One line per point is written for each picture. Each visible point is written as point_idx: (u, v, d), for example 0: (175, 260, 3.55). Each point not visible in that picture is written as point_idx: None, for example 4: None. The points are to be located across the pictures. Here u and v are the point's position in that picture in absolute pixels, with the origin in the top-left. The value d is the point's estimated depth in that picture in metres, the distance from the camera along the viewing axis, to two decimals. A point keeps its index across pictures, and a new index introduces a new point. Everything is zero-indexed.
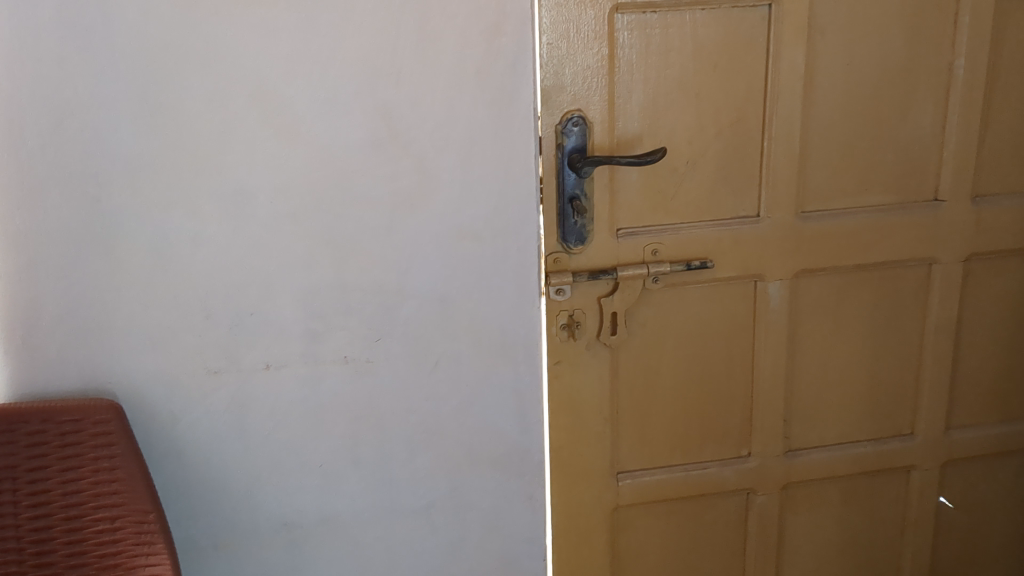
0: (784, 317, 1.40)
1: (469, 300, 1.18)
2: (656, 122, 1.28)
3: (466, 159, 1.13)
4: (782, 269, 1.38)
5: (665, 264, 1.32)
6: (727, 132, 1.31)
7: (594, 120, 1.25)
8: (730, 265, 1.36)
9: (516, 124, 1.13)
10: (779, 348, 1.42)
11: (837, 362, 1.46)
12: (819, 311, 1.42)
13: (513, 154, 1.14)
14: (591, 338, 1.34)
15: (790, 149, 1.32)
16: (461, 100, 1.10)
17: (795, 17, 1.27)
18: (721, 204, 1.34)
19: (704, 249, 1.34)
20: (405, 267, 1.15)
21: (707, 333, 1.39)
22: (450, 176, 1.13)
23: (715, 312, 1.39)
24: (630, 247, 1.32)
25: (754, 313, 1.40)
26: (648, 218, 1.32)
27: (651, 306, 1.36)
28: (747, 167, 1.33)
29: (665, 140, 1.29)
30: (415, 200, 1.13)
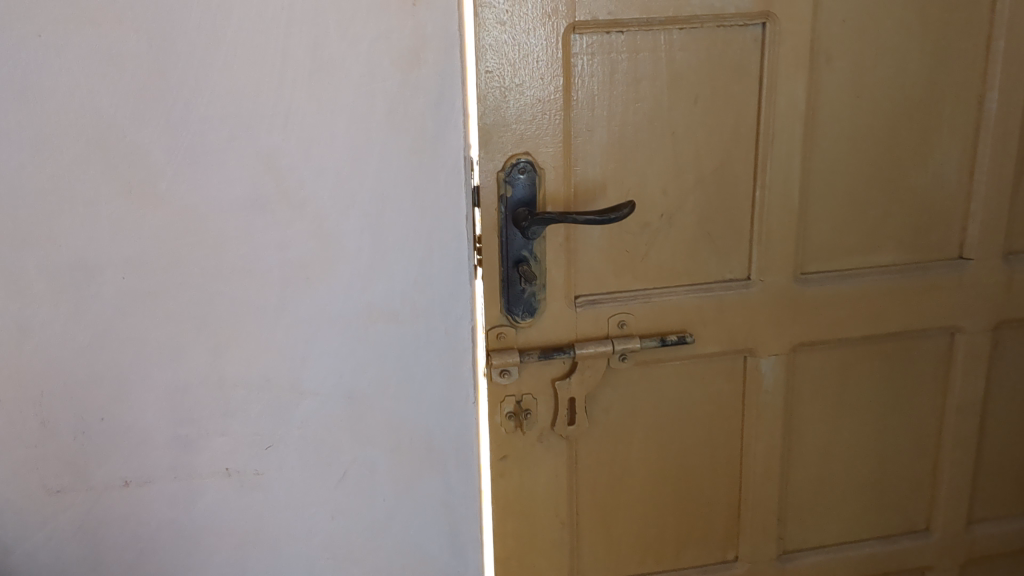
0: (778, 399, 1.17)
1: (385, 395, 0.94)
2: (623, 169, 1.04)
3: (377, 221, 0.88)
4: (776, 341, 1.14)
5: (634, 340, 1.08)
6: (710, 178, 1.07)
7: (545, 166, 1.01)
8: (714, 339, 1.12)
9: (440, 176, 0.88)
10: (772, 436, 1.18)
11: (842, 449, 1.22)
12: (820, 391, 1.19)
13: (439, 213, 0.89)
14: (544, 428, 1.11)
15: (786, 200, 1.09)
16: (369, 147, 0.86)
17: (794, 39, 1.03)
18: (703, 266, 1.10)
19: (681, 320, 1.10)
20: (302, 356, 0.91)
21: (686, 419, 1.16)
22: (358, 242, 0.88)
23: (696, 393, 1.15)
24: (591, 319, 1.08)
25: (743, 394, 1.16)
26: (612, 283, 1.08)
27: (618, 388, 1.12)
28: (733, 221, 1.09)
29: (634, 189, 1.05)
30: (311, 273, 0.89)
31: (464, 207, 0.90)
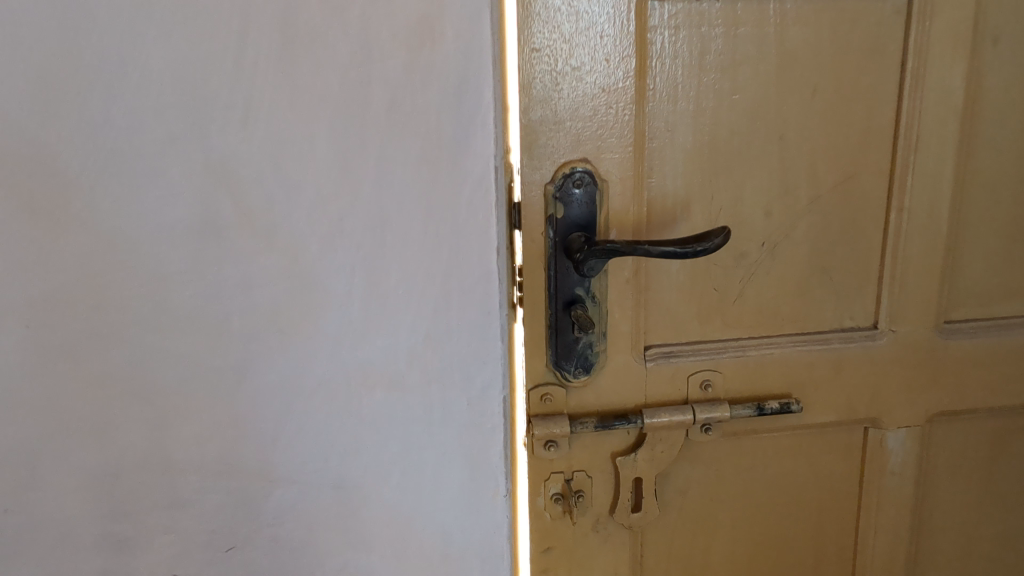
0: (908, 481, 0.90)
1: (386, 488, 0.67)
2: (714, 182, 0.78)
3: (371, 259, 0.61)
4: (908, 410, 0.87)
5: (722, 406, 0.83)
6: (829, 196, 0.81)
7: (609, 177, 0.76)
8: (826, 405, 0.86)
9: (460, 198, 0.60)
10: (895, 527, 0.92)
11: (988, 547, 0.94)
12: (963, 474, 0.91)
13: (460, 251, 0.62)
14: (600, 514, 0.86)
15: (930, 226, 0.82)
16: (362, 158, 0.58)
17: (952, 12, 0.76)
18: (815, 311, 0.84)
19: (783, 380, 0.84)
20: (267, 447, 0.64)
21: (783, 503, 0.90)
22: (339, 292, 0.61)
23: (798, 472, 0.89)
24: (666, 378, 0.82)
25: (861, 474, 0.90)
26: (695, 332, 0.82)
27: (698, 465, 0.86)
28: (855, 252, 0.83)
29: (728, 210, 0.79)
30: (277, 332, 0.61)
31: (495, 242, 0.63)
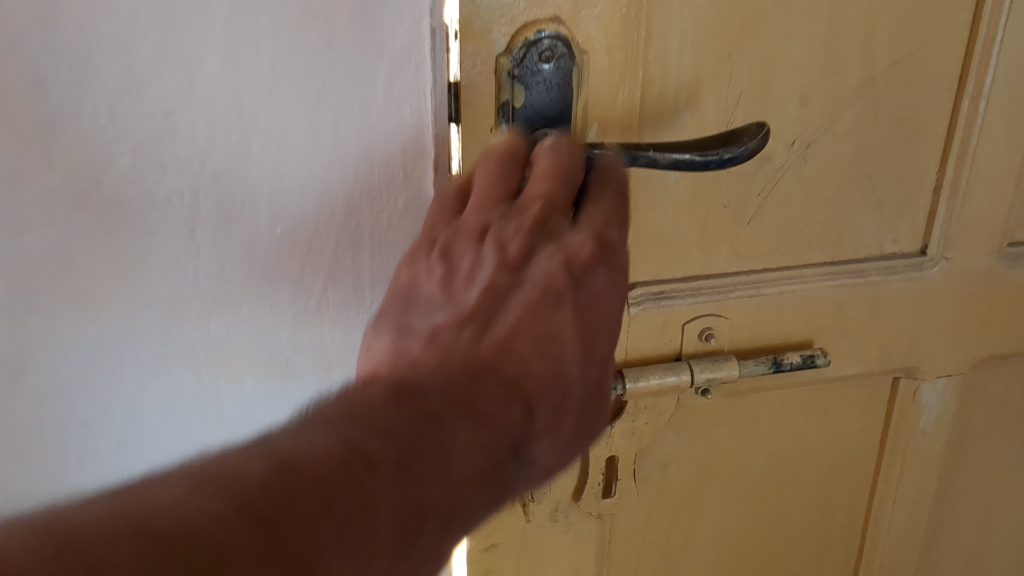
0: (940, 439, 0.73)
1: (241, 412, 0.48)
2: (735, 57, 0.55)
3: (238, 184, 0.42)
4: (952, 355, 0.68)
5: (731, 363, 0.62)
6: (887, 78, 0.58)
7: (589, 46, 0.51)
8: (854, 355, 0.66)
9: (375, 92, 0.41)
10: (917, 492, 0.75)
11: (1016, 503, 0.79)
12: (1000, 425, 0.74)
13: (372, 170, 0.43)
14: (561, 500, 0.65)
15: (1009, 120, 0.61)
16: (204, 23, 0.38)
17: None
18: (851, 234, 0.62)
19: (804, 325, 0.64)
20: (108, 427, 0.47)
21: (788, 472, 0.71)
22: (196, 234, 0.42)
23: (809, 433, 0.70)
24: (654, 326, 0.61)
25: (884, 434, 0.72)
26: (696, 266, 0.60)
27: (688, 432, 0.66)
28: (911, 155, 0.61)
29: (750, 97, 0.56)
30: (110, 279, 0.43)
31: (431, 155, 0.44)
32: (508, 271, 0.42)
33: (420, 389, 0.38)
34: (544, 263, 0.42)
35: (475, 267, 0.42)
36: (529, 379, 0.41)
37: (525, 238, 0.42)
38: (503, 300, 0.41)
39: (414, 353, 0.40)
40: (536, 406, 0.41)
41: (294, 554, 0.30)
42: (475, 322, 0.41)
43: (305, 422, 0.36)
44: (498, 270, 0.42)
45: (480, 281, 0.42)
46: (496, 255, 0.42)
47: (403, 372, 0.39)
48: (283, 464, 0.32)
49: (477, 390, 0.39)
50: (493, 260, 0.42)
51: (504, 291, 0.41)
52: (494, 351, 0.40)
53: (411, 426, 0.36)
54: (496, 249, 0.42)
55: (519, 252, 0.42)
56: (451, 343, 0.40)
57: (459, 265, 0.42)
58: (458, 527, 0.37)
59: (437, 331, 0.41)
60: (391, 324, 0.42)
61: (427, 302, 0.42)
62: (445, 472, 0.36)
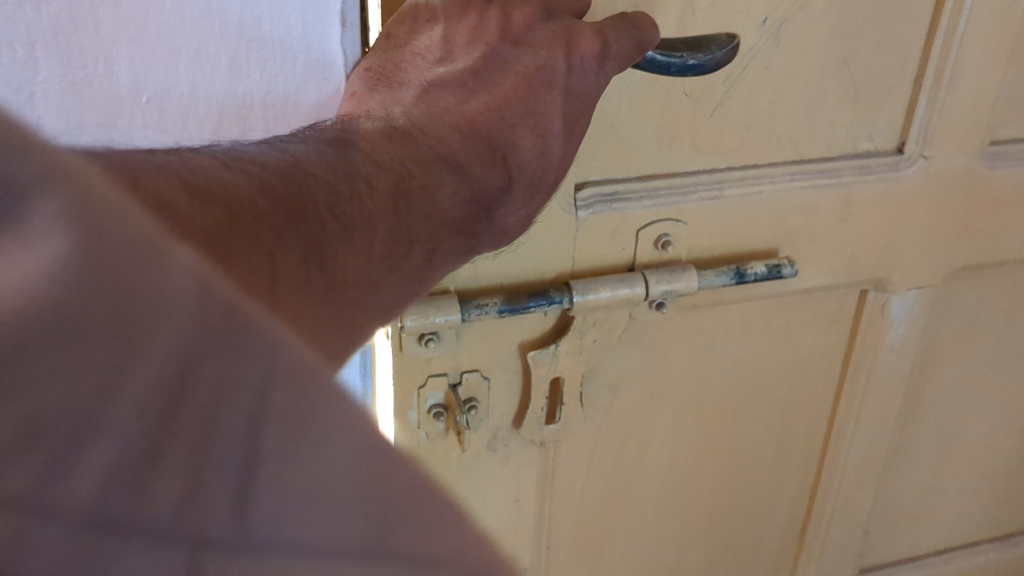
0: (906, 355, 0.68)
1: None
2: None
3: (87, 33, 0.37)
4: (925, 263, 0.63)
5: (691, 272, 0.55)
6: None
7: None
8: (823, 265, 0.60)
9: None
10: (880, 411, 0.70)
11: (977, 419, 0.75)
12: (967, 338, 0.70)
13: (261, 26, 0.38)
14: (500, 426, 0.59)
15: (1002, 0, 0.54)
16: None
17: None
18: (823, 129, 0.56)
19: (770, 231, 0.58)
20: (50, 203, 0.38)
21: (745, 393, 0.66)
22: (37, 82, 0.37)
23: (769, 351, 0.64)
24: (605, 231, 0.54)
25: (848, 349, 0.66)
26: (652, 163, 0.53)
27: (640, 349, 0.60)
28: (894, 38, 0.54)
29: None
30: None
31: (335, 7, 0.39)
32: (509, 40, 0.39)
33: (412, 139, 0.37)
34: (538, 49, 0.39)
35: (476, 34, 0.40)
36: (516, 151, 0.39)
37: (533, 14, 0.39)
38: (495, 69, 0.39)
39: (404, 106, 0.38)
40: (512, 182, 0.40)
41: (314, 243, 0.29)
42: (466, 85, 0.39)
43: (303, 140, 0.34)
44: (498, 40, 0.39)
45: (476, 49, 0.39)
46: (495, 21, 0.39)
47: (395, 117, 0.38)
48: (297, 166, 0.31)
49: (462, 148, 0.38)
50: (496, 27, 0.39)
51: (504, 59, 0.39)
52: (486, 114, 0.39)
53: (404, 167, 0.35)
54: (499, 17, 0.39)
55: (523, 23, 0.39)
56: (439, 100, 0.39)
57: (453, 31, 0.40)
58: (428, 265, 0.38)
59: (426, 86, 0.39)
60: (383, 63, 0.39)
61: (420, 52, 0.40)
62: (430, 212, 0.36)
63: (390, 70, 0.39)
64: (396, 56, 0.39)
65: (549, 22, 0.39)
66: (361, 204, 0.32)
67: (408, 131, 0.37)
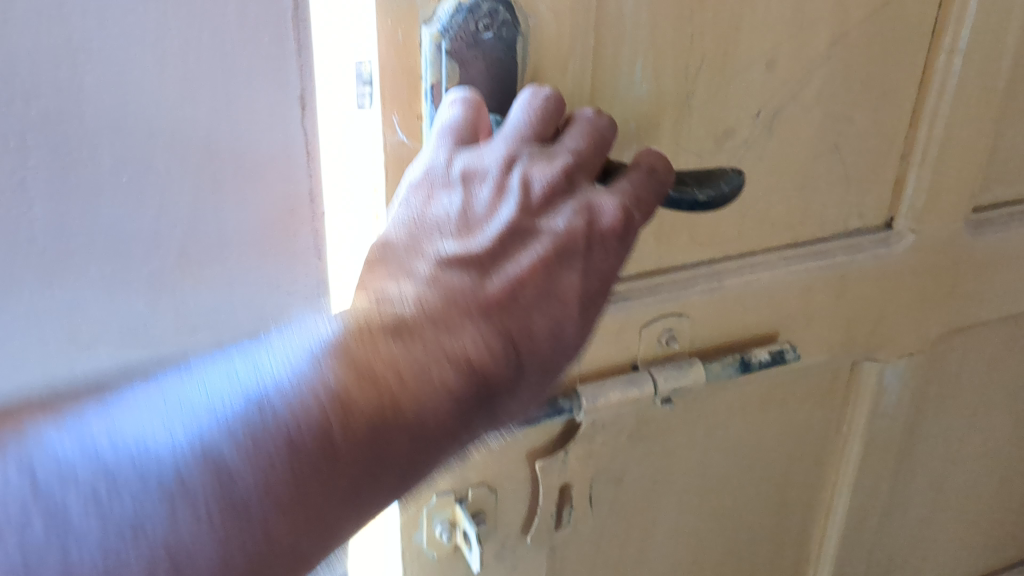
0: (898, 420, 0.68)
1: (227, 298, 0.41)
2: (696, 15, 0.46)
3: (72, 127, 0.32)
4: (914, 332, 0.63)
5: (696, 367, 0.54)
6: (858, 41, 0.50)
7: (534, 12, 0.41)
8: (818, 342, 0.60)
9: (225, 5, 0.33)
10: (874, 475, 0.70)
11: (962, 473, 0.76)
12: (952, 398, 0.70)
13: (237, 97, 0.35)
14: (508, 537, 0.56)
15: (980, 81, 0.55)
16: None
17: None
18: (816, 214, 0.55)
19: (769, 316, 0.57)
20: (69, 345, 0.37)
21: (745, 472, 0.65)
22: (30, 212, 0.33)
23: (768, 430, 0.63)
24: (611, 334, 0.52)
25: (842, 420, 0.66)
26: (653, 262, 0.52)
27: (645, 443, 0.59)
28: (882, 122, 0.54)
29: (713, 66, 0.48)
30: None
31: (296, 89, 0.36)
32: (532, 216, 0.36)
33: (418, 333, 0.33)
34: (556, 228, 0.36)
35: (495, 207, 0.36)
36: (533, 338, 0.36)
37: (558, 187, 0.37)
38: (511, 248, 0.36)
39: (420, 284, 0.34)
40: (528, 369, 0.36)
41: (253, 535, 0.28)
42: (489, 266, 0.35)
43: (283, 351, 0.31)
44: (519, 216, 0.36)
45: (500, 222, 0.36)
46: (519, 192, 0.36)
47: (404, 302, 0.34)
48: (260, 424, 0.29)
49: (474, 343, 0.34)
50: (516, 201, 0.36)
51: (522, 238, 0.36)
52: (506, 296, 0.35)
53: (401, 379, 0.32)
54: (525, 187, 0.36)
55: (544, 195, 0.36)
56: (457, 282, 0.35)
57: (477, 197, 0.36)
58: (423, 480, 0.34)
59: (442, 261, 0.35)
60: (404, 235, 0.36)
61: (439, 225, 0.36)
62: (426, 432, 0.32)
63: (409, 244, 0.36)
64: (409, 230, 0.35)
65: (570, 195, 0.37)
66: (324, 432, 0.29)
67: (416, 322, 0.33)
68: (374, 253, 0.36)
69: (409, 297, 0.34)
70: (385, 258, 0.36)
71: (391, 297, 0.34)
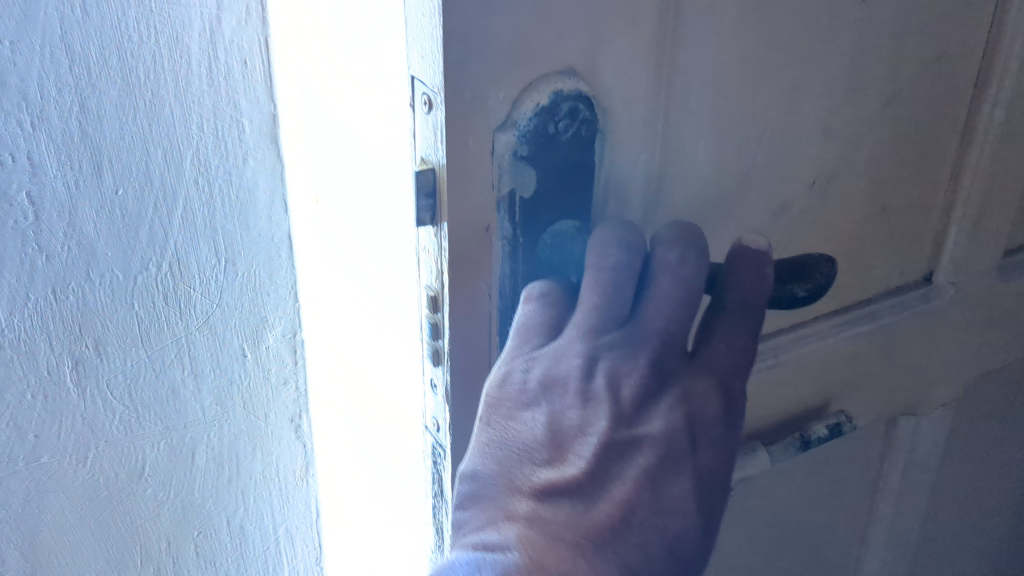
0: (930, 478, 0.66)
1: (228, 277, 0.61)
2: (764, 94, 0.42)
3: (118, 169, 0.55)
4: (946, 389, 0.61)
5: (759, 454, 0.50)
6: (907, 109, 0.48)
7: (610, 115, 0.37)
8: (863, 403, 0.57)
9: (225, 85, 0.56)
10: (909, 537, 0.67)
11: (980, 521, 0.74)
12: (977, 449, 0.69)
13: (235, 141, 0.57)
14: None
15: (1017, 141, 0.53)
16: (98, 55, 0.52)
17: None
18: (864, 285, 0.53)
19: (820, 386, 0.53)
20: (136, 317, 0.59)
21: (794, 554, 0.61)
22: (121, 229, 0.56)
23: (815, 507, 0.60)
24: None
25: (880, 485, 0.63)
26: None
27: None
28: (925, 187, 0.52)
29: (778, 153, 0.44)
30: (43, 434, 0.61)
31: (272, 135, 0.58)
32: (623, 424, 0.34)
33: None
34: (655, 437, 0.34)
35: (586, 419, 0.34)
36: (656, 555, 0.34)
37: (647, 388, 0.34)
38: (612, 463, 0.34)
39: (518, 527, 0.34)
40: None
41: None
42: (585, 491, 0.34)
43: None
44: (613, 428, 0.34)
45: (591, 440, 0.34)
46: (606, 402, 0.34)
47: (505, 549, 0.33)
48: None
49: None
50: (604, 412, 0.34)
51: (621, 450, 0.34)
52: (611, 525, 0.34)
53: None
54: (611, 396, 0.34)
55: (631, 398, 0.34)
56: (554, 517, 0.34)
57: (563, 412, 0.35)
58: None
59: (538, 491, 0.34)
60: (492, 462, 0.35)
61: (528, 448, 0.35)
62: None
63: (499, 474, 0.35)
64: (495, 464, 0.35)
65: (661, 394, 0.35)
66: None
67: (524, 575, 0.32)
68: (464, 487, 0.35)
69: (511, 545, 0.33)
70: (477, 494, 0.35)
71: (492, 547, 0.33)
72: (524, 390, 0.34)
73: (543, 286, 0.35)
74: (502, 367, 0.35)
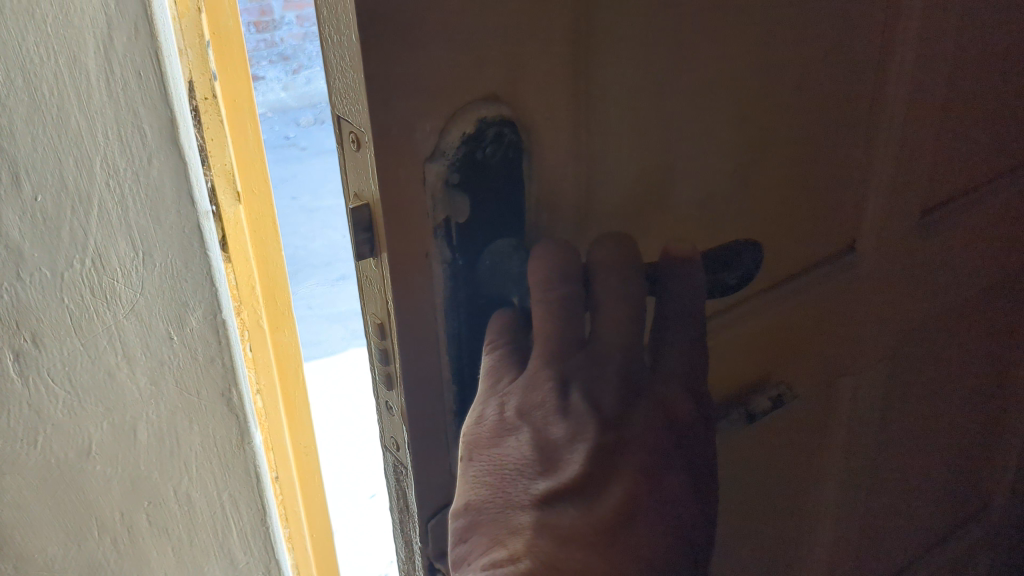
0: (863, 444, 0.69)
1: (150, 270, 0.69)
2: (678, 112, 0.44)
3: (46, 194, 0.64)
4: (870, 360, 0.64)
5: None
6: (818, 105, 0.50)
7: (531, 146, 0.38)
8: (794, 376, 0.59)
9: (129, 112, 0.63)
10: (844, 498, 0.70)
11: (913, 486, 0.77)
12: (908, 416, 0.71)
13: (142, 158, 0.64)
14: None
15: (921, 127, 0.56)
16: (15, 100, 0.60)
17: None
18: (788, 271, 0.55)
19: (754, 366, 0.55)
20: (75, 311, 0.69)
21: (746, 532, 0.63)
22: (53, 240, 0.66)
23: (762, 483, 0.62)
24: None
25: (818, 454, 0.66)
26: None
27: None
28: (838, 174, 0.54)
29: (693, 163, 0.46)
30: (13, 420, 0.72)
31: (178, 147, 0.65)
32: (607, 429, 0.41)
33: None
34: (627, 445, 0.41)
35: (568, 435, 0.40)
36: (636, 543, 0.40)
37: (615, 396, 0.41)
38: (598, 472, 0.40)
39: (523, 538, 0.37)
40: None
41: None
42: (569, 500, 0.39)
43: None
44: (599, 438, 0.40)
45: (578, 450, 0.40)
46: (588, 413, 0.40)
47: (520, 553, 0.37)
48: None
49: None
50: (588, 425, 0.40)
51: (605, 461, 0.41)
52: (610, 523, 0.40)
53: None
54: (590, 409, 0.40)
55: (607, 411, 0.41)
56: (557, 522, 0.38)
57: (546, 432, 0.40)
58: None
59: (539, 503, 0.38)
60: (488, 490, 0.39)
61: (519, 468, 0.39)
62: None
63: (497, 495, 0.38)
64: (496, 486, 0.38)
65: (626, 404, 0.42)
66: None
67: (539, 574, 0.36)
68: (462, 522, 0.38)
69: (520, 553, 0.37)
70: (475, 524, 0.38)
71: (502, 564, 0.37)
72: (511, 418, 0.39)
73: (499, 330, 0.41)
74: (479, 407, 0.40)
